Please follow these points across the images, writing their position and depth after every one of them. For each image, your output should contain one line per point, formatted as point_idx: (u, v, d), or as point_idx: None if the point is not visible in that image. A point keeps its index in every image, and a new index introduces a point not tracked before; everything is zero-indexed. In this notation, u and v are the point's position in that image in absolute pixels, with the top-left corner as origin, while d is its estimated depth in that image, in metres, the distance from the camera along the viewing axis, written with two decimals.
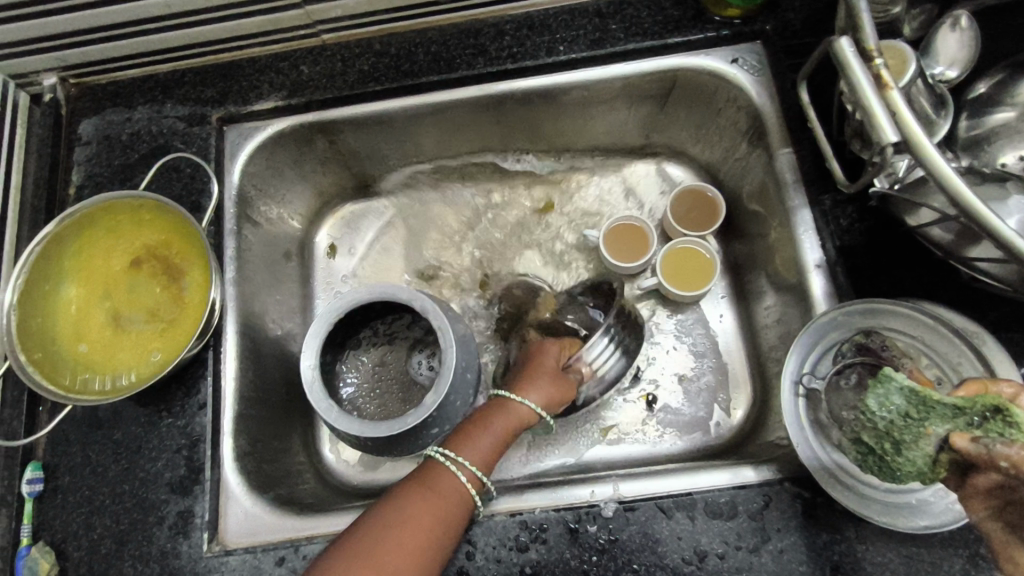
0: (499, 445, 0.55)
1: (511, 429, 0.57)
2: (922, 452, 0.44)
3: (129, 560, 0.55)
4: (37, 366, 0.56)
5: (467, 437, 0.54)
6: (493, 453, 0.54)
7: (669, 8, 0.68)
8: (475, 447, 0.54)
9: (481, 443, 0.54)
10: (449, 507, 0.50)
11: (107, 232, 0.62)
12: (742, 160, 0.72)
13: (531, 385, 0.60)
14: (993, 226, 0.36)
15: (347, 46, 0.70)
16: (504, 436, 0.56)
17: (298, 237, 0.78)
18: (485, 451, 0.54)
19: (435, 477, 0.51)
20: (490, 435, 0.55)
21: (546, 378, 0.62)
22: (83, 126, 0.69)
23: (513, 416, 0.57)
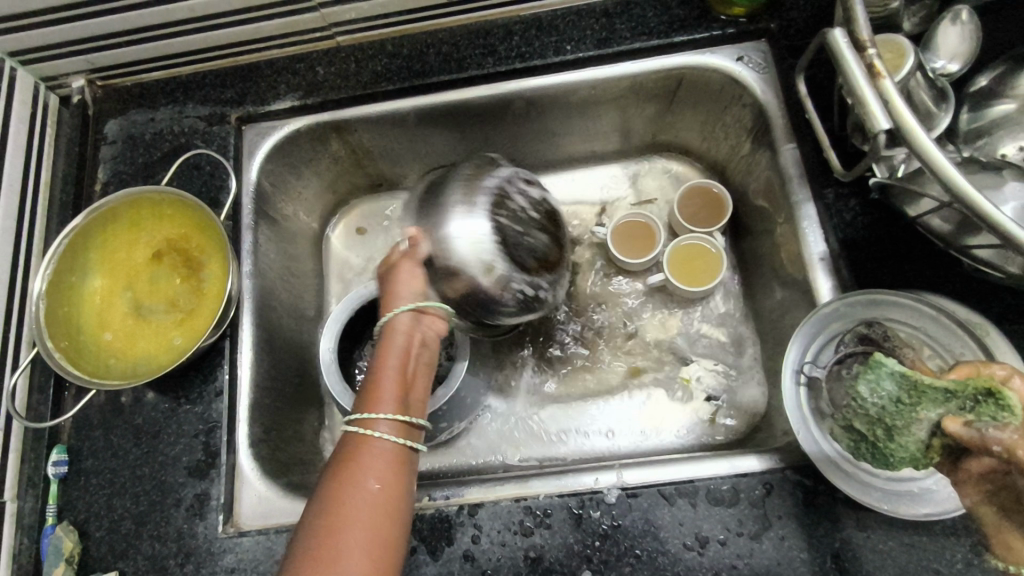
0: (407, 375, 0.51)
1: (404, 348, 0.53)
2: (915, 437, 0.45)
3: (147, 541, 0.57)
4: (64, 352, 0.59)
5: (366, 394, 0.50)
6: (399, 387, 0.50)
7: (675, 8, 0.70)
8: (384, 397, 0.49)
9: (388, 388, 0.50)
10: (390, 480, 0.46)
11: (130, 225, 0.64)
12: (747, 157, 0.73)
13: (394, 301, 0.55)
14: (985, 212, 0.37)
15: (361, 47, 0.72)
16: (405, 361, 0.52)
17: (313, 235, 0.80)
18: (393, 393, 0.49)
19: (361, 454, 0.46)
20: (387, 372, 0.51)
21: (399, 284, 0.56)
22: (109, 126, 0.72)
23: (398, 338, 0.53)
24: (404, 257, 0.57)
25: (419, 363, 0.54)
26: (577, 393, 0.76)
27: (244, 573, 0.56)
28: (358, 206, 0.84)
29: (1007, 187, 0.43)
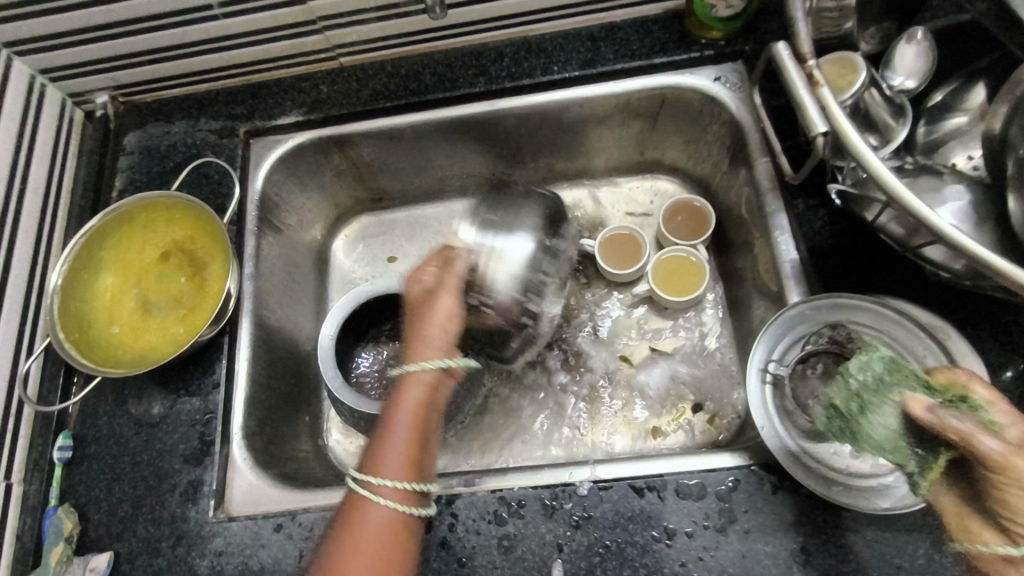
0: (422, 437, 0.50)
1: (422, 407, 0.51)
2: (886, 422, 0.44)
3: (142, 524, 0.60)
4: (74, 343, 0.63)
5: (377, 450, 0.49)
6: (412, 454, 0.49)
7: (656, 32, 0.74)
8: (393, 460, 0.48)
9: (399, 451, 0.48)
10: (387, 544, 0.46)
11: (142, 227, 0.69)
12: (727, 173, 0.76)
13: (423, 345, 0.53)
14: (911, 206, 0.41)
15: (363, 68, 0.78)
16: (420, 423, 0.50)
17: (316, 244, 0.84)
18: (403, 459, 0.48)
19: (360, 520, 0.46)
20: (400, 431, 0.49)
21: (433, 323, 0.54)
22: (128, 138, 0.77)
23: (418, 396, 0.51)
24: (445, 282, 0.57)
25: (436, 424, 0.52)
26: (563, 400, 0.78)
27: (231, 556, 0.58)
28: (361, 218, 0.88)
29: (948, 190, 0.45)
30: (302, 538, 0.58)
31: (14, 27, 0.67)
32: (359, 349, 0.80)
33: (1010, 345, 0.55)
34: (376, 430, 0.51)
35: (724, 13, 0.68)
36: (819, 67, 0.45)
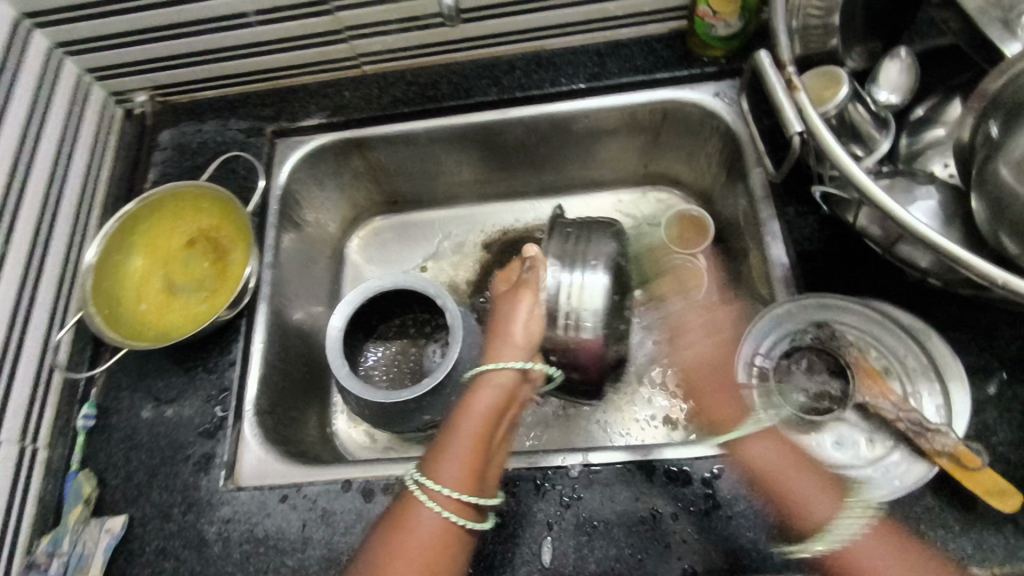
0: (484, 446, 0.52)
1: (489, 414, 0.54)
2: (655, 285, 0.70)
3: (156, 490, 0.64)
4: (103, 318, 0.67)
5: (440, 453, 0.51)
6: (472, 463, 0.51)
7: (660, 50, 0.79)
8: (452, 467, 0.50)
9: (458, 455, 0.51)
10: (432, 548, 0.49)
11: (171, 215, 0.74)
12: (726, 185, 0.80)
13: (504, 334, 0.60)
14: (869, 193, 0.45)
15: (384, 76, 0.83)
16: (485, 433, 0.52)
17: (332, 241, 0.88)
18: (461, 464, 0.51)
19: (412, 521, 0.49)
20: (464, 435, 0.52)
21: (517, 321, 0.60)
22: (163, 135, 0.83)
23: (487, 401, 0.55)
24: (530, 280, 0.64)
25: (497, 436, 0.54)
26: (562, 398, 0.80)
27: (238, 523, 0.62)
28: (375, 220, 0.92)
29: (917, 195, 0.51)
30: (306, 508, 0.61)
31: (68, 28, 0.73)
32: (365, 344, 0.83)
33: (988, 348, 0.58)
34: (441, 433, 0.53)
35: (723, 32, 0.72)
36: (797, 74, 0.51)
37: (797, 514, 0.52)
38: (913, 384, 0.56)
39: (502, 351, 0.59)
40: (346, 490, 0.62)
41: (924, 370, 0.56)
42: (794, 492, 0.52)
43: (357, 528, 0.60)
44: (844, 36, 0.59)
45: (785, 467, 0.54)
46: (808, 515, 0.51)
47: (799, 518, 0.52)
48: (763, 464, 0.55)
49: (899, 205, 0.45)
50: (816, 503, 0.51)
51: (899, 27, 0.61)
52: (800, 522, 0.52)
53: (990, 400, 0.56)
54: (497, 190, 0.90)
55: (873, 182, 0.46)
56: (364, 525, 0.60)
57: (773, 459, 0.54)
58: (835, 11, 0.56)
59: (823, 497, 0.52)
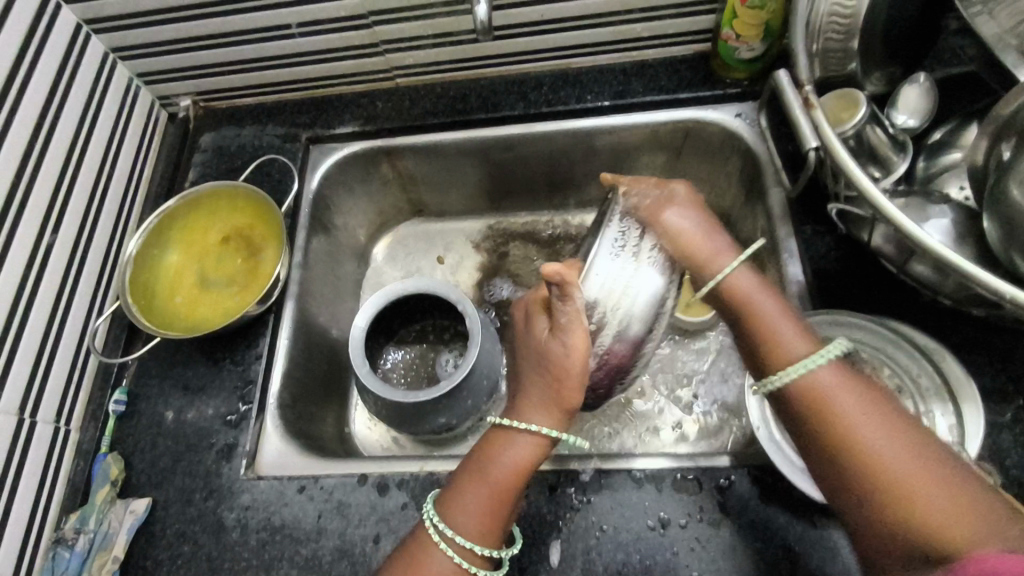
0: (498, 500, 0.55)
1: (506, 471, 0.55)
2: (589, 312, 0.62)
3: (180, 475, 0.66)
4: (140, 308, 0.71)
5: (456, 498, 0.55)
6: (484, 515, 0.54)
7: (684, 71, 0.81)
8: (465, 516, 0.54)
9: (472, 507, 0.55)
10: None
11: (207, 213, 0.77)
12: (745, 204, 0.81)
13: (556, 390, 0.57)
14: (880, 206, 0.47)
15: (415, 89, 0.86)
16: (501, 489, 0.55)
17: (359, 246, 0.91)
18: (475, 513, 0.54)
19: (424, 566, 0.53)
20: (480, 488, 0.55)
21: (571, 384, 0.57)
22: (204, 138, 0.87)
23: (511, 457, 0.56)
24: (573, 323, 0.56)
25: (518, 491, 0.56)
26: None
27: (256, 511, 0.63)
28: (400, 227, 0.95)
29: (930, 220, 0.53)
30: (322, 500, 0.63)
31: (123, 35, 0.78)
32: (386, 347, 0.84)
33: (1004, 371, 0.58)
34: (461, 475, 0.57)
35: (746, 55, 0.74)
36: (813, 93, 0.52)
37: (770, 347, 0.53)
38: (926, 403, 0.57)
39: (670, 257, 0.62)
40: (362, 484, 0.63)
41: (937, 391, 0.57)
42: (770, 330, 0.53)
43: (371, 521, 0.61)
44: (864, 61, 0.61)
45: (767, 308, 0.55)
46: (783, 353, 0.52)
47: (773, 353, 0.52)
48: (746, 304, 0.56)
49: (909, 218, 0.46)
50: (792, 344, 0.52)
51: (921, 51, 0.63)
52: (773, 356, 0.52)
53: (1007, 424, 0.56)
54: (520, 203, 0.92)
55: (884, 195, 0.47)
56: (377, 518, 0.61)
57: (755, 295, 0.56)
58: (855, 36, 0.58)
59: (799, 341, 0.52)
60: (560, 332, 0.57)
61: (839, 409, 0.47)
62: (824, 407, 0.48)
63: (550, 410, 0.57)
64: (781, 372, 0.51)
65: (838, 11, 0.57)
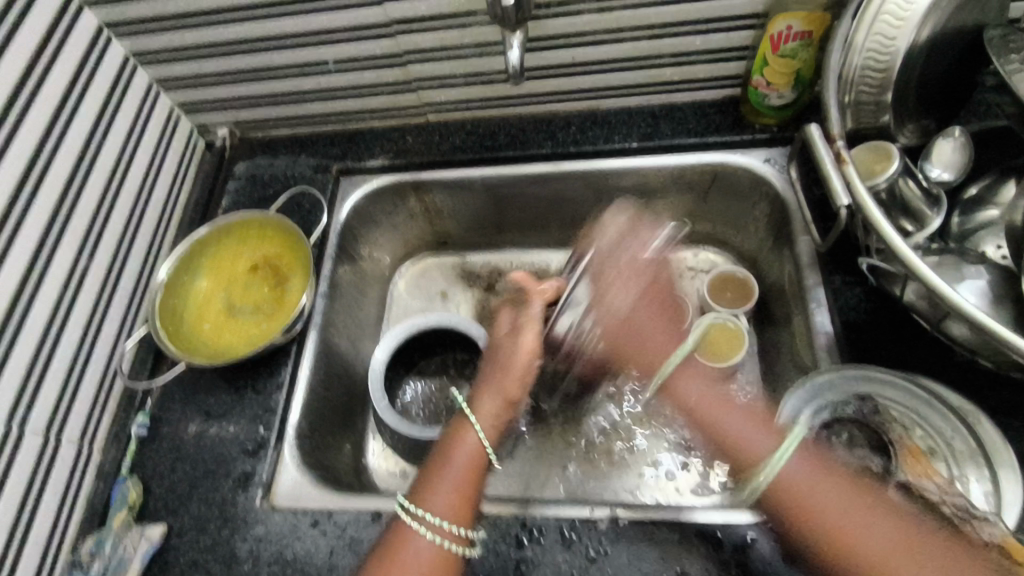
0: (462, 484, 0.56)
1: (467, 458, 0.57)
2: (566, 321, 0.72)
3: (196, 503, 0.66)
4: (169, 334, 0.72)
5: (428, 487, 0.56)
6: (458, 500, 0.55)
7: (712, 115, 0.81)
8: (439, 500, 0.55)
9: (446, 492, 0.55)
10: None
11: (238, 241, 0.79)
12: (772, 249, 0.80)
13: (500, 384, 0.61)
14: (914, 265, 0.46)
15: (445, 124, 0.88)
16: (466, 474, 0.56)
17: (383, 275, 0.92)
18: (449, 498, 0.55)
19: (404, 552, 0.52)
20: (449, 478, 0.56)
21: (511, 377, 0.61)
22: (238, 166, 0.89)
23: (470, 443, 0.58)
24: (528, 324, 0.65)
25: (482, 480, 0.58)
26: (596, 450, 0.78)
27: (269, 543, 0.63)
28: (424, 257, 0.95)
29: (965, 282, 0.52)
30: (335, 536, 0.63)
31: (167, 67, 0.81)
32: (406, 379, 0.84)
33: None
34: (426, 467, 0.58)
35: (777, 102, 0.74)
36: (846, 148, 0.52)
37: (737, 455, 0.54)
38: (960, 467, 0.54)
39: (641, 314, 0.65)
40: (376, 520, 0.63)
41: (972, 455, 0.54)
42: (735, 435, 0.55)
43: None
44: (895, 113, 0.60)
45: (738, 426, 0.56)
46: (753, 453, 0.54)
47: (741, 456, 0.54)
48: (705, 408, 0.58)
49: (944, 280, 0.45)
50: (758, 443, 0.54)
51: (952, 107, 0.63)
52: (742, 461, 0.54)
53: None
54: (544, 239, 0.92)
55: (918, 256, 0.46)
56: None
57: (698, 396, 0.59)
58: (889, 88, 0.57)
59: (759, 434, 0.55)
60: (511, 332, 0.65)
61: (803, 490, 0.51)
62: (805, 508, 0.50)
63: (489, 413, 0.59)
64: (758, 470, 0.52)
65: (872, 63, 0.55)
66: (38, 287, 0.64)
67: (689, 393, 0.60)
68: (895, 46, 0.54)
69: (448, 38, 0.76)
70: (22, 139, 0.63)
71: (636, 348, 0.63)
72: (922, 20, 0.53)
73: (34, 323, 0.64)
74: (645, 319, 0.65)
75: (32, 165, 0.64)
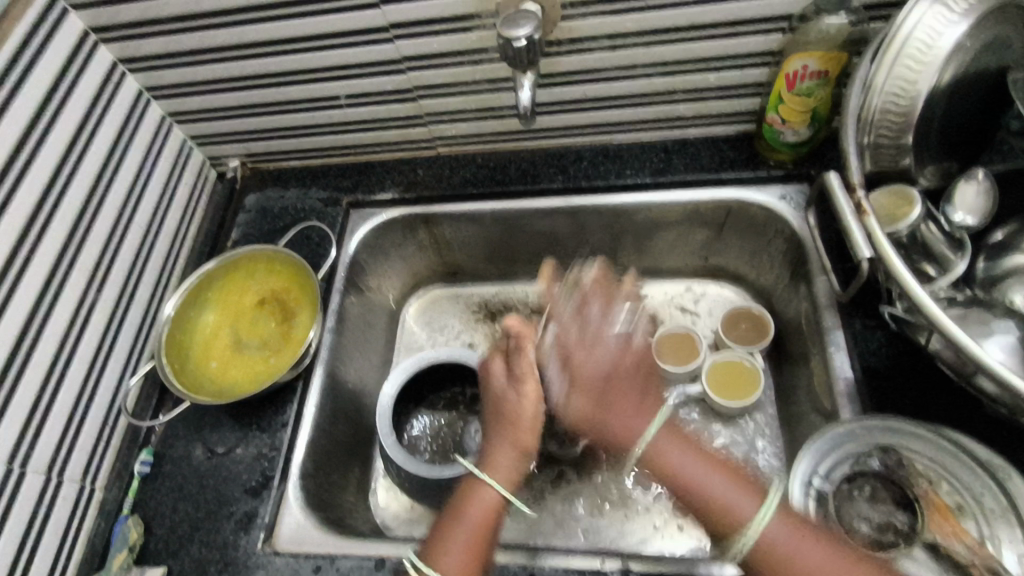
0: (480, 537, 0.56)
1: (485, 510, 0.57)
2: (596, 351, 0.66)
3: (197, 544, 0.65)
4: (175, 371, 0.71)
5: (444, 539, 0.55)
6: (472, 554, 0.55)
7: (727, 150, 0.80)
8: (453, 554, 0.54)
9: (462, 544, 0.55)
10: None
11: (246, 276, 0.79)
12: (787, 288, 0.78)
13: (518, 429, 0.61)
14: (943, 327, 0.44)
15: (456, 157, 0.87)
16: (481, 526, 0.56)
17: (392, 307, 0.91)
18: (463, 552, 0.54)
19: None
20: (464, 529, 0.56)
21: (525, 425, 0.61)
22: (249, 199, 0.89)
23: (485, 498, 0.58)
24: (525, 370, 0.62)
25: (498, 533, 0.57)
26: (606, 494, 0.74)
27: None
28: (434, 289, 0.94)
29: (994, 336, 0.50)
30: None
31: (179, 101, 0.81)
32: (415, 413, 0.83)
33: None
34: (443, 519, 0.58)
35: (792, 139, 0.73)
36: (867, 198, 0.51)
37: (716, 513, 0.52)
38: (991, 527, 0.52)
39: (621, 378, 0.60)
40: (379, 568, 0.61)
41: (1003, 513, 0.52)
42: (710, 495, 0.52)
43: None
44: (915, 154, 0.58)
45: (698, 471, 0.54)
46: (734, 513, 0.51)
47: (721, 521, 0.51)
48: (682, 472, 0.55)
49: (976, 342, 0.43)
50: (739, 505, 0.51)
51: (972, 149, 0.62)
52: (721, 521, 0.52)
53: None
54: None
55: (947, 315, 0.44)
56: None
57: (678, 464, 0.55)
58: (910, 131, 0.55)
59: (743, 495, 0.52)
60: (512, 381, 0.63)
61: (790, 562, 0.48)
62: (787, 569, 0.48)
63: (505, 470, 0.60)
64: (741, 533, 0.50)
65: (892, 106, 0.54)
66: (44, 325, 0.64)
67: (659, 439, 0.57)
68: (916, 89, 0.53)
69: (458, 74, 0.76)
70: (32, 176, 0.63)
71: (622, 428, 0.58)
72: (945, 63, 0.52)
73: (39, 361, 0.63)
74: (624, 394, 0.59)
75: (41, 202, 0.64)
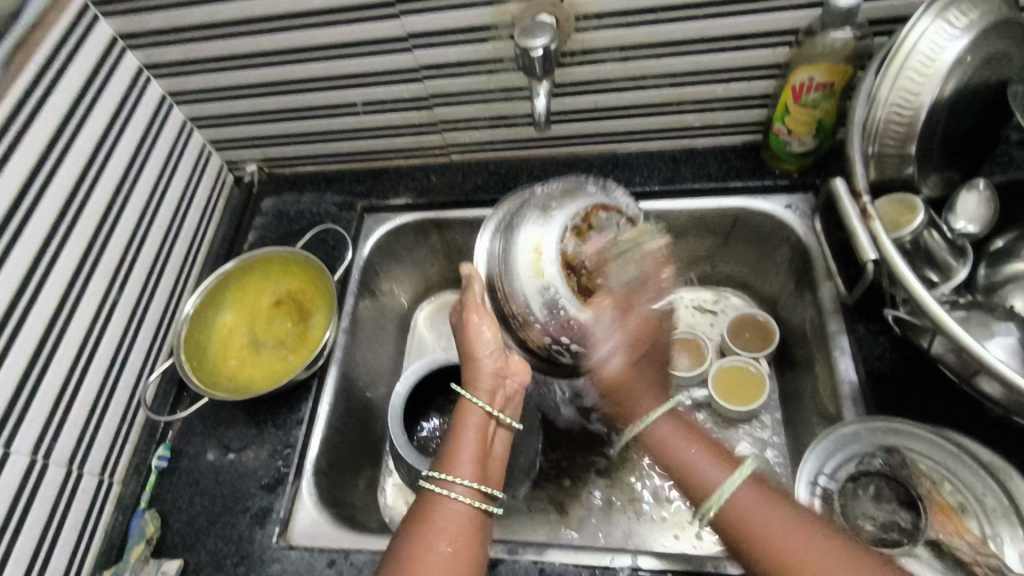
0: (480, 443, 0.56)
1: (480, 420, 0.57)
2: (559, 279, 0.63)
3: (213, 538, 0.66)
4: (194, 368, 0.73)
5: (447, 454, 0.55)
6: (480, 460, 0.55)
7: (733, 160, 0.82)
8: (463, 462, 0.54)
9: (468, 450, 0.55)
10: (458, 545, 0.50)
11: (263, 277, 0.81)
12: (792, 294, 0.80)
13: (475, 350, 0.60)
14: (949, 328, 0.45)
15: (469, 165, 0.90)
16: (482, 430, 0.56)
17: (403, 310, 0.92)
18: (470, 457, 0.54)
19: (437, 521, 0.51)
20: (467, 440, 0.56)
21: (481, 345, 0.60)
22: (265, 202, 0.91)
23: (474, 413, 0.57)
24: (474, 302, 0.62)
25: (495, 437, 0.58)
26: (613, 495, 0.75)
27: None
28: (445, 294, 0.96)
29: (995, 339, 0.52)
30: None
31: (202, 107, 0.84)
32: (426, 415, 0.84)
33: None
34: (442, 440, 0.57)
35: (797, 149, 0.75)
36: (872, 204, 0.53)
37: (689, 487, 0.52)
38: (992, 526, 0.53)
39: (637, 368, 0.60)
40: None
41: (1005, 513, 0.53)
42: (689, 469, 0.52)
43: None
44: (919, 163, 0.60)
45: (689, 452, 0.53)
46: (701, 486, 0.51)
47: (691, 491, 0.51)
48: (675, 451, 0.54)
49: (981, 344, 0.45)
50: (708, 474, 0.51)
51: (974, 160, 0.64)
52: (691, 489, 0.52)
53: None
54: None
55: (952, 318, 0.46)
56: None
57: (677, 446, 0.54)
58: (912, 141, 0.57)
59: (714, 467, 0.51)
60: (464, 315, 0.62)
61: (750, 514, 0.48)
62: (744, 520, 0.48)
63: (484, 383, 0.58)
64: (706, 506, 0.49)
65: (896, 117, 0.56)
66: (69, 320, 0.65)
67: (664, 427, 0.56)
68: (919, 100, 0.55)
69: (474, 84, 0.78)
70: (62, 176, 0.65)
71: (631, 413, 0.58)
72: (946, 75, 0.54)
73: (63, 355, 0.64)
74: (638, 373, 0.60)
75: (70, 201, 0.66)
